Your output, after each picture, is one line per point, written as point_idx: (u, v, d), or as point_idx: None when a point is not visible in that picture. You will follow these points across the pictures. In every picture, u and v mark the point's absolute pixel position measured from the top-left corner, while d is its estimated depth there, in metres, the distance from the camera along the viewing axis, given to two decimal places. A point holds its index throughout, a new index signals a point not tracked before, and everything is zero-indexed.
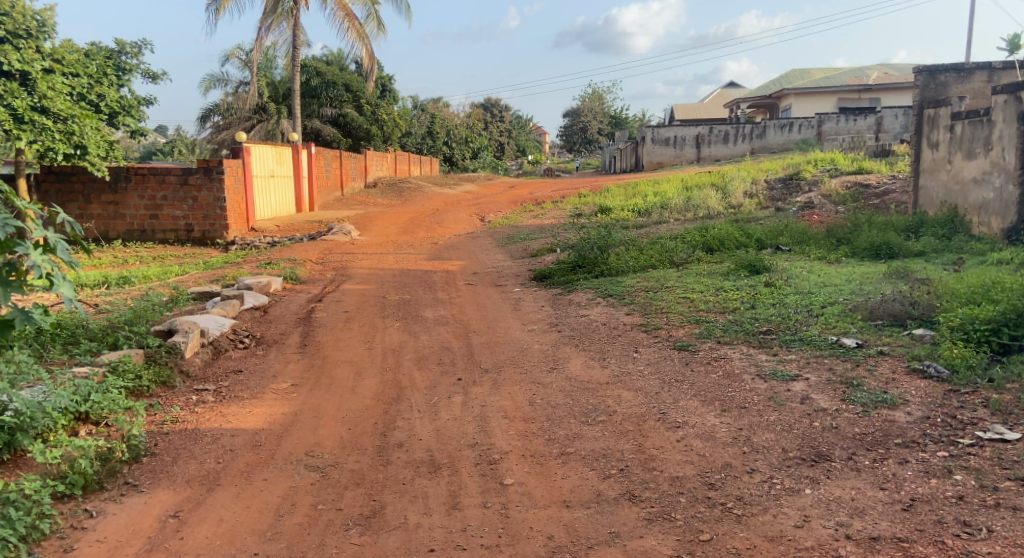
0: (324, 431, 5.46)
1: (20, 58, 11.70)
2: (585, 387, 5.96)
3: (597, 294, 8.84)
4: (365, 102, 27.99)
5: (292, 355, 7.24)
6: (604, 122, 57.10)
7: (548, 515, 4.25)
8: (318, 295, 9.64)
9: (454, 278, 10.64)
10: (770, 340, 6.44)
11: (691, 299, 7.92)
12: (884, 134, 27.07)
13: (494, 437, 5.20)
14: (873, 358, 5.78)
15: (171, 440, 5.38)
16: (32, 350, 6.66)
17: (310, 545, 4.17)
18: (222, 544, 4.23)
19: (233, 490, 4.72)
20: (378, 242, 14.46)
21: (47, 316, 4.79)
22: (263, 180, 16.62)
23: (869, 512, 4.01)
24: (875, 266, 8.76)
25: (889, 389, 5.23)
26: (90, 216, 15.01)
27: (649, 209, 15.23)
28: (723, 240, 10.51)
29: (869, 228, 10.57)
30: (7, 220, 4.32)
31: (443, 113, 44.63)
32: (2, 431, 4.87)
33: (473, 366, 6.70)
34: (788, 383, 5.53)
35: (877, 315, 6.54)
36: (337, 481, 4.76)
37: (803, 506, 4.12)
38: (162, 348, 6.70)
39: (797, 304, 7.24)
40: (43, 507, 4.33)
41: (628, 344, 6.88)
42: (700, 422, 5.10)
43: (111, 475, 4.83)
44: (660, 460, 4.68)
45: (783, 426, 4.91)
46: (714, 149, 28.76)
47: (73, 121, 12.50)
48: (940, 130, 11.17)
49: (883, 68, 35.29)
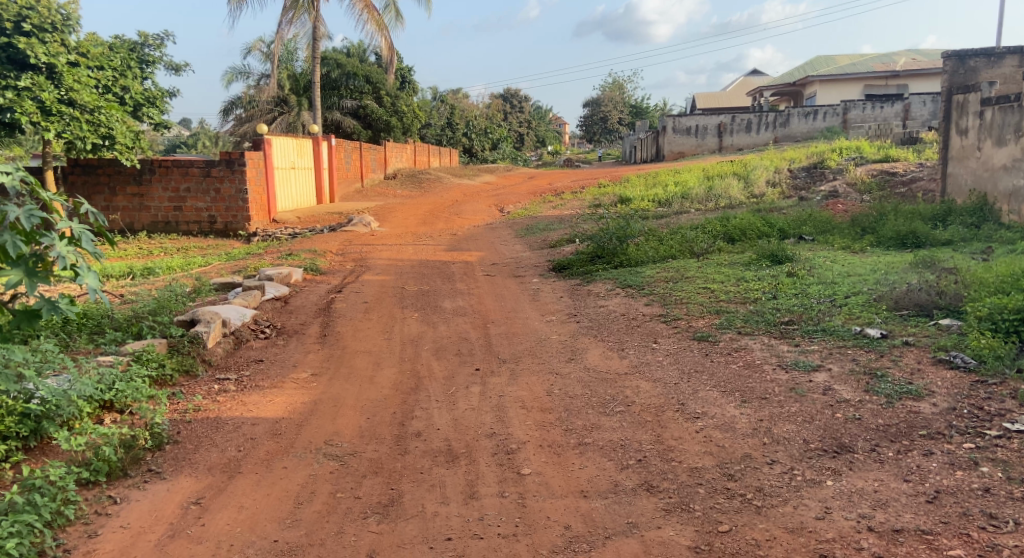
0: (343, 420, 5.47)
1: (46, 51, 11.76)
2: (604, 378, 5.92)
3: (616, 285, 8.77)
4: (385, 93, 27.99)
5: (311, 345, 7.26)
6: (624, 112, 56.76)
7: (565, 505, 4.23)
8: (338, 286, 9.68)
9: (473, 269, 10.62)
10: (792, 330, 6.36)
11: (711, 289, 7.85)
12: (911, 122, 26.72)
13: (512, 428, 5.18)
14: (897, 349, 5.68)
15: (194, 428, 5.41)
16: (58, 340, 6.78)
17: (328, 533, 4.17)
18: (242, 531, 4.24)
19: (253, 477, 4.74)
20: (398, 233, 14.48)
21: (74, 306, 4.83)
22: (284, 172, 16.71)
23: (893, 504, 3.94)
24: (901, 256, 8.62)
25: (914, 380, 5.14)
26: (115, 208, 15.16)
27: (669, 198, 15.12)
28: (745, 230, 10.40)
29: (895, 217, 10.41)
30: (31, 211, 4.36)
31: (463, 105, 44.62)
32: (29, 418, 4.97)
33: (492, 356, 6.69)
34: (809, 374, 5.46)
35: (902, 305, 6.43)
36: (356, 469, 4.77)
37: (824, 498, 4.06)
38: (185, 338, 6.76)
39: (820, 294, 7.16)
40: (68, 493, 4.37)
41: (647, 335, 6.83)
42: (720, 413, 5.04)
43: (134, 462, 4.87)
44: (678, 451, 4.63)
45: (805, 417, 4.84)
46: (736, 137, 28.47)
47: (99, 113, 12.62)
48: (969, 116, 10.98)
49: (911, 54, 34.74)
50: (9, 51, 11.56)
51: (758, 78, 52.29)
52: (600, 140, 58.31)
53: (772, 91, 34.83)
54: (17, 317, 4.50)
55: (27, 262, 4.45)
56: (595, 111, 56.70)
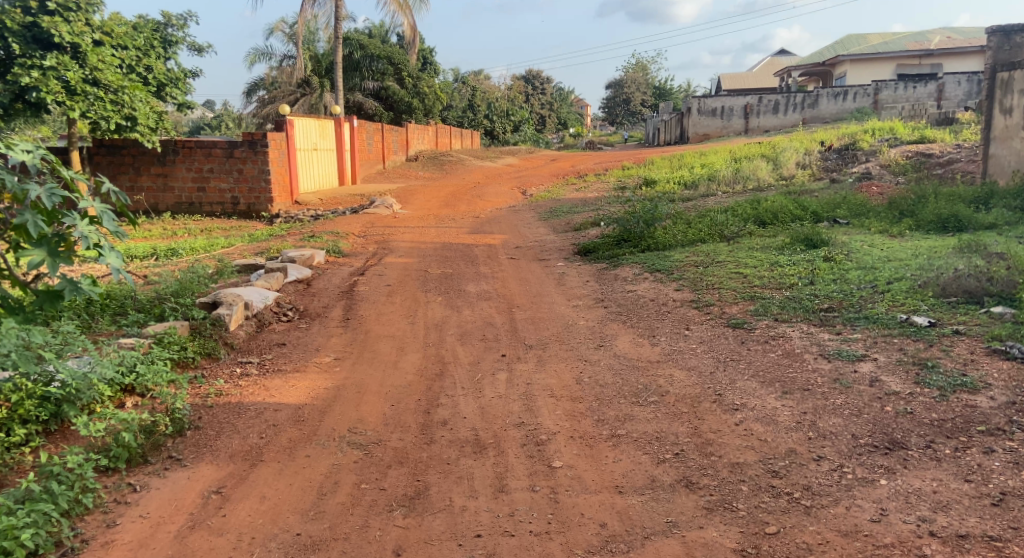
0: (367, 407, 5.29)
1: (71, 31, 11.59)
2: (635, 365, 5.71)
3: (643, 269, 8.52)
4: (407, 74, 27.74)
5: (334, 329, 7.09)
6: (647, 93, 56.03)
7: (600, 501, 4.02)
8: (361, 268, 9.50)
9: (496, 252, 10.40)
10: (832, 318, 6.10)
11: (744, 274, 7.57)
12: (945, 102, 26.08)
13: (541, 417, 4.97)
14: (948, 338, 5.40)
15: (215, 414, 5.24)
16: (80, 322, 6.71)
17: (353, 527, 3.98)
18: (264, 523, 4.04)
19: (275, 466, 4.56)
20: (420, 215, 14.28)
21: (97, 287, 4.62)
22: (307, 153, 16.56)
23: (954, 506, 3.70)
24: (943, 240, 8.29)
25: (968, 372, 4.87)
26: (140, 188, 15.10)
27: (696, 180, 14.81)
28: (777, 213, 10.09)
29: (935, 199, 10.05)
30: (52, 190, 4.19)
31: (485, 86, 44.29)
32: (49, 402, 4.86)
33: (518, 342, 6.48)
34: (854, 363, 5.21)
35: (950, 292, 6.15)
36: (381, 459, 4.59)
37: (878, 498, 3.82)
38: (207, 320, 6.61)
39: (860, 280, 6.87)
40: (86, 481, 4.15)
41: (679, 321, 6.58)
42: (760, 404, 4.81)
43: (155, 448, 4.68)
44: (718, 445, 4.40)
45: (851, 410, 4.60)
46: (763, 119, 27.91)
47: (122, 93, 12.51)
48: (1015, 95, 10.63)
49: (945, 32, 33.93)
50: (33, 31, 11.48)
51: (785, 58, 51.49)
52: (622, 122, 57.73)
53: (800, 71, 34.15)
54: (40, 298, 4.28)
55: (49, 242, 4.25)
56: (618, 92, 56.23)
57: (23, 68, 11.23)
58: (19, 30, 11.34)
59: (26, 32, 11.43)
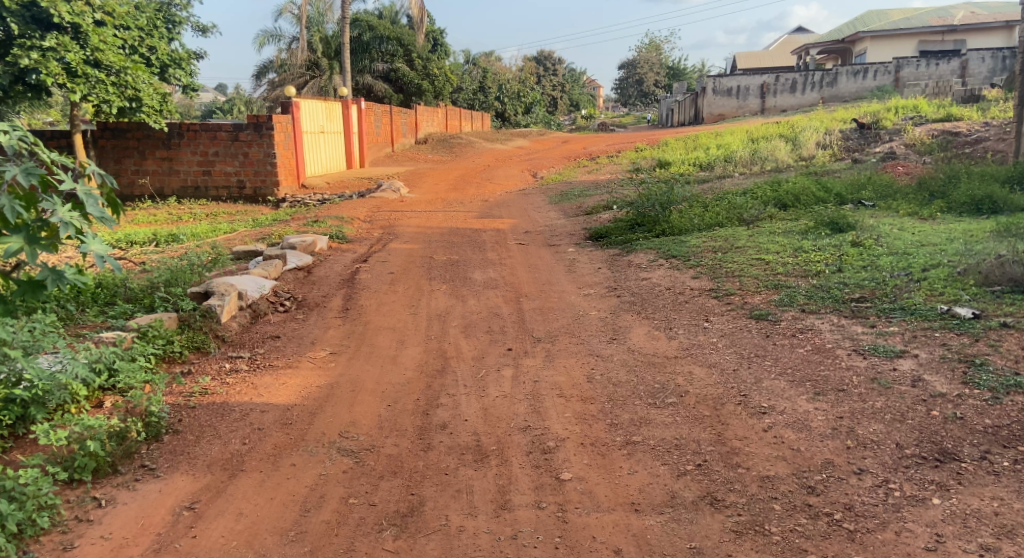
0: (360, 408, 4.88)
1: (71, 10, 11.10)
2: (651, 361, 5.26)
3: (659, 255, 8.04)
4: (417, 55, 27.12)
5: (332, 320, 6.69)
6: (661, 74, 55.12)
7: (613, 522, 3.60)
8: (364, 255, 9.07)
9: (505, 238, 9.94)
10: (865, 309, 5.62)
11: (767, 261, 7.09)
12: (970, 79, 25.25)
13: (549, 421, 4.54)
14: (994, 332, 4.93)
15: (196, 416, 4.83)
16: (65, 313, 6.31)
17: (337, 550, 3.58)
18: (238, 546, 3.64)
19: (257, 477, 4.16)
20: (426, 199, 13.85)
21: (85, 274, 4.19)
22: (314, 136, 16.10)
23: (1021, 532, 3.26)
24: (977, 223, 7.79)
25: (1021, 371, 4.40)
26: (145, 172, 14.71)
27: (712, 161, 14.28)
28: (799, 195, 9.58)
29: (966, 179, 9.53)
30: (29, 169, 3.75)
31: (496, 68, 43.64)
32: (14, 404, 4.46)
33: (525, 334, 6.05)
34: (893, 361, 4.74)
35: (993, 280, 5.66)
36: (372, 469, 4.17)
37: (932, 521, 3.38)
38: (197, 312, 6.20)
39: (893, 266, 6.38)
40: (43, 497, 3.75)
41: (697, 312, 6.12)
42: (791, 408, 4.35)
43: (126, 456, 4.27)
44: (745, 455, 3.96)
45: (894, 415, 4.14)
46: (780, 99, 27.21)
47: (125, 74, 12.05)
48: None
49: (968, 6, 33.10)
50: (32, 10, 10.94)
51: (801, 36, 50.54)
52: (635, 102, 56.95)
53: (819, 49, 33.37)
54: (20, 288, 3.88)
55: (29, 229, 3.81)
56: (631, 73, 55.48)
57: (22, 50, 10.83)
58: (18, 10, 10.81)
59: (26, 12, 10.92)
